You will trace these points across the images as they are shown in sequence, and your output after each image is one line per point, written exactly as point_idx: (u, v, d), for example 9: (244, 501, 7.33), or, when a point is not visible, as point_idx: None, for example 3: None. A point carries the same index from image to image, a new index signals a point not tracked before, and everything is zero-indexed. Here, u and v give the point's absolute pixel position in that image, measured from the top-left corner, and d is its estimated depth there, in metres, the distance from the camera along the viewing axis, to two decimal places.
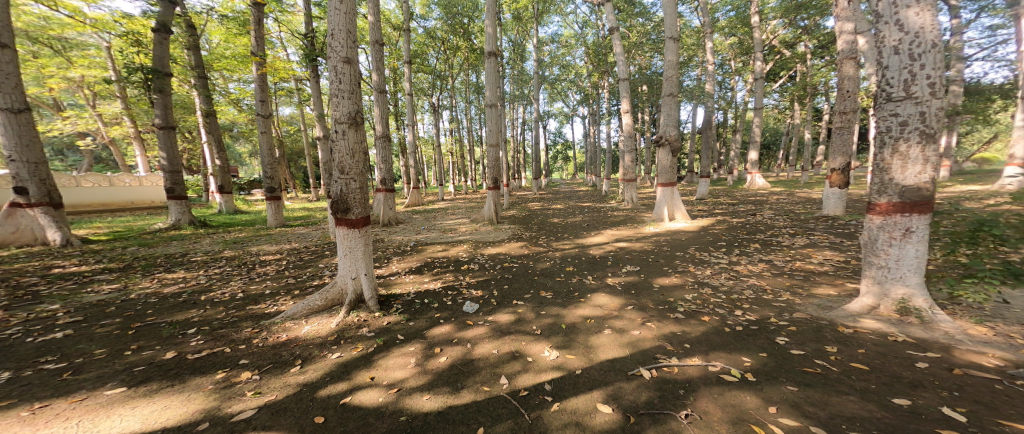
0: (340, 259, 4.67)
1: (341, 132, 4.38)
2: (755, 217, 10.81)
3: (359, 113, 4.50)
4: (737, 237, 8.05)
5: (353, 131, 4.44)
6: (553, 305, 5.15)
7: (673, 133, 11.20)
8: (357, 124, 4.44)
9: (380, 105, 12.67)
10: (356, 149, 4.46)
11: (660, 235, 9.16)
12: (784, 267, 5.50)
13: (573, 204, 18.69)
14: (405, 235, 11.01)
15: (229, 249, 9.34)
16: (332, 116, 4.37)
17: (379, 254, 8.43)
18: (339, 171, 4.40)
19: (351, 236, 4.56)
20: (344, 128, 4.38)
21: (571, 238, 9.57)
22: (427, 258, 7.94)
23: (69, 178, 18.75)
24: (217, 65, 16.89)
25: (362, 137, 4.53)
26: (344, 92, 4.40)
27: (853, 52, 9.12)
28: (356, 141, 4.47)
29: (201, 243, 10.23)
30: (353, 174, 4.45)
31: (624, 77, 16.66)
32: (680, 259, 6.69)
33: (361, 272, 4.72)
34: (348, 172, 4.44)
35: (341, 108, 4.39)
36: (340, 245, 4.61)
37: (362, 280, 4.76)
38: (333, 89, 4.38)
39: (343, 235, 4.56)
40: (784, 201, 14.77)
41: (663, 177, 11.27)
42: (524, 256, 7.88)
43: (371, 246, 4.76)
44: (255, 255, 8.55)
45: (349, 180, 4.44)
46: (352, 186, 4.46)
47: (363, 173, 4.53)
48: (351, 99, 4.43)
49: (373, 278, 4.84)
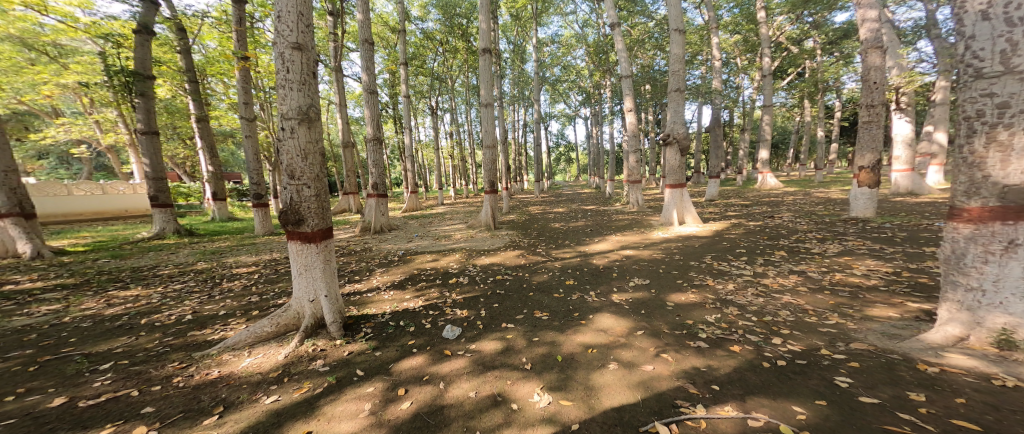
0: (293, 278, 3.93)
1: (290, 130, 3.66)
2: (772, 220, 9.98)
3: (313, 108, 3.78)
4: (758, 244, 7.24)
5: (306, 128, 3.72)
6: (549, 330, 4.38)
7: (681, 132, 10.34)
8: (308, 120, 3.72)
9: (370, 107, 12.01)
10: (311, 150, 3.75)
11: (671, 241, 8.36)
12: (822, 281, 4.68)
13: (575, 207, 17.88)
14: (396, 243, 10.29)
15: (203, 260, 8.65)
16: (279, 111, 3.64)
17: (362, 265, 7.68)
18: (288, 176, 3.66)
19: (306, 252, 3.82)
20: (294, 125, 3.67)
21: (573, 244, 8.79)
22: (414, 270, 7.18)
23: (63, 187, 18.10)
24: (208, 69, 16.46)
25: (317, 135, 3.81)
26: (294, 83, 3.69)
27: (877, 40, 8.14)
28: (309, 139, 3.74)
29: (178, 253, 9.58)
30: (307, 179, 3.72)
31: (626, 74, 15.76)
32: (697, 271, 5.88)
33: (320, 293, 3.97)
34: (298, 176, 3.70)
35: (288, 101, 3.66)
36: (293, 262, 3.86)
37: (321, 303, 4.02)
38: (281, 79, 3.66)
39: (297, 250, 3.81)
40: (801, 203, 13.88)
41: (671, 179, 10.40)
42: (521, 267, 7.12)
43: (333, 262, 4.01)
44: (229, 267, 7.83)
45: (299, 186, 3.70)
46: (307, 193, 3.73)
47: (320, 177, 3.81)
48: (302, 91, 3.72)
49: (336, 300, 4.10)
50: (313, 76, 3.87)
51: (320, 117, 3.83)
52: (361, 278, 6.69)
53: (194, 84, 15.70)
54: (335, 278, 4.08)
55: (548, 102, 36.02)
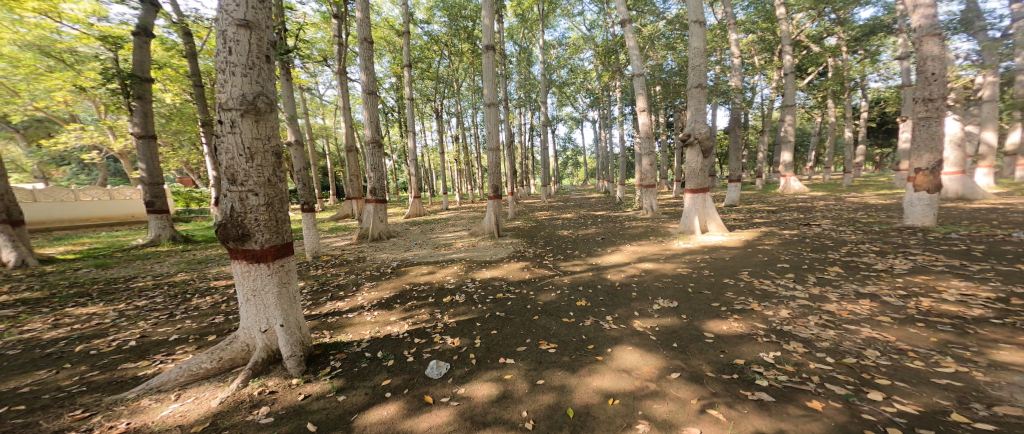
0: (240, 305, 3.16)
1: (232, 124, 2.93)
2: (807, 228, 9.03)
3: (262, 97, 3.04)
4: (799, 258, 6.33)
5: (252, 122, 2.98)
6: (559, 368, 3.55)
7: (705, 131, 9.20)
8: (254, 113, 2.98)
9: (369, 108, 11.37)
10: (258, 149, 3.01)
11: (696, 252, 7.46)
12: (907, 310, 3.95)
13: (585, 213, 16.99)
14: (392, 252, 9.58)
15: (185, 270, 7.98)
16: (217, 101, 2.91)
17: (350, 278, 6.92)
18: (227, 180, 2.90)
19: (254, 274, 3.06)
20: (237, 118, 2.92)
21: (585, 255, 7.95)
22: (406, 286, 6.39)
23: (70, 192, 17.93)
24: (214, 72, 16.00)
25: (268, 131, 3.07)
26: (238, 66, 2.95)
27: (934, 28, 7.18)
28: (255, 135, 3.01)
29: (163, 262, 8.95)
30: (254, 184, 2.98)
31: (638, 73, 14.81)
32: (735, 293, 5.00)
33: (275, 322, 3.21)
34: (241, 181, 2.94)
35: (228, 88, 2.91)
36: (238, 286, 3.10)
37: (276, 333, 3.26)
38: (220, 61, 2.91)
39: (242, 271, 3.06)
40: (830, 209, 12.81)
41: (694, 183, 9.41)
42: (527, 283, 6.31)
43: (290, 286, 3.24)
44: (209, 279, 7.09)
45: (244, 193, 2.95)
46: (254, 201, 2.98)
47: (273, 182, 3.07)
48: (247, 76, 2.98)
49: (295, 330, 3.33)
50: (266, 60, 3.14)
51: (272, 109, 3.09)
52: (347, 294, 5.94)
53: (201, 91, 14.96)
54: (296, 304, 3.33)
55: (555, 105, 35.21)
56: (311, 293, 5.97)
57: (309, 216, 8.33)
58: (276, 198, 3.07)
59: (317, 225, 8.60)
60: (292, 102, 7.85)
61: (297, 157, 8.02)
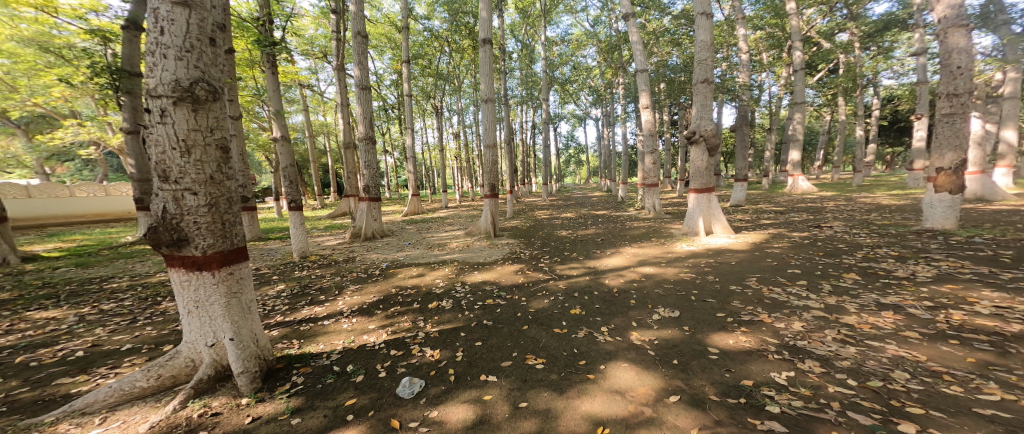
0: (182, 317, 2.81)
1: (163, 113, 2.59)
2: (817, 230, 8.58)
3: (202, 84, 2.69)
4: (812, 263, 5.89)
5: (188, 111, 2.63)
6: (545, 389, 3.17)
7: (711, 128, 8.71)
8: (191, 102, 2.63)
9: (362, 103, 10.94)
10: (196, 142, 2.67)
11: (700, 255, 7.03)
12: (937, 324, 3.53)
13: (586, 212, 16.57)
14: (384, 253, 9.20)
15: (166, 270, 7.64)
16: (145, 86, 2.55)
17: (334, 281, 6.54)
18: (159, 177, 2.56)
19: (195, 284, 2.71)
20: (169, 106, 2.57)
21: (583, 258, 7.56)
22: (392, 290, 6.00)
23: (65, 188, 17.74)
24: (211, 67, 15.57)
25: (209, 122, 2.73)
26: (171, 49, 2.58)
27: (960, 18, 6.72)
28: (193, 127, 2.67)
29: (147, 261, 8.64)
30: (191, 182, 2.64)
31: (641, 69, 14.32)
32: (744, 301, 4.59)
33: (223, 336, 2.87)
34: (175, 178, 2.60)
35: (161, 73, 2.56)
36: (178, 296, 2.74)
37: (224, 348, 2.90)
38: (150, 42, 2.54)
39: (181, 281, 2.70)
40: (840, 210, 12.34)
41: (699, 183, 8.95)
42: (520, 288, 5.92)
43: (240, 295, 2.89)
44: None
45: (178, 192, 2.61)
46: (193, 201, 2.64)
47: (216, 180, 2.74)
48: (183, 61, 2.62)
49: (247, 344, 2.97)
50: (210, 44, 2.78)
51: (214, 98, 2.74)
52: (329, 298, 5.56)
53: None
54: (249, 315, 2.99)
55: (558, 103, 34.76)
56: (290, 297, 5.59)
57: (296, 214, 7.93)
58: (221, 198, 2.74)
59: (306, 224, 8.23)
60: (279, 97, 7.46)
61: (283, 153, 7.60)
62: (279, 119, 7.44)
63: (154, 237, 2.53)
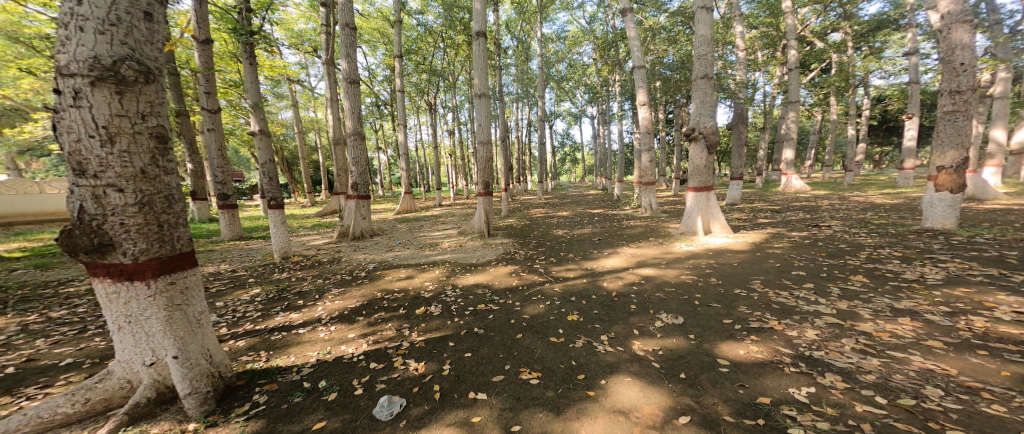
0: (112, 334, 2.46)
1: (78, 95, 2.24)
2: (816, 230, 8.42)
3: (130, 63, 2.37)
4: (816, 264, 5.68)
5: (111, 94, 2.30)
6: (539, 409, 2.88)
7: (710, 125, 8.52)
8: (114, 82, 2.29)
9: (350, 98, 10.08)
10: (122, 130, 2.33)
11: (700, 256, 6.79)
12: (960, 333, 3.29)
13: (581, 211, 16.32)
14: (372, 252, 8.77)
15: None
16: (55, 63, 2.20)
17: (316, 284, 6.10)
18: (74, 170, 2.21)
19: (127, 297, 2.37)
20: (85, 87, 2.23)
21: (579, 258, 7.27)
22: (377, 294, 5.60)
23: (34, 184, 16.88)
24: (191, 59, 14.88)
25: (139, 108, 2.41)
26: (90, 20, 2.25)
27: (964, 14, 6.57)
28: (116, 112, 2.33)
29: None
30: (114, 176, 2.29)
31: (639, 65, 14.08)
32: (750, 306, 4.35)
33: (165, 353, 2.53)
34: (93, 171, 2.25)
35: (76, 48, 2.22)
36: (106, 311, 2.39)
37: (166, 366, 2.55)
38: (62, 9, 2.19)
39: (109, 293, 2.36)
40: (836, 209, 12.27)
41: (698, 181, 8.73)
42: (514, 291, 5.59)
43: (184, 308, 2.57)
44: None
45: (99, 188, 2.27)
46: (118, 200, 2.30)
47: (149, 175, 2.41)
48: (104, 34, 2.28)
49: (196, 362, 2.65)
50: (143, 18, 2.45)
51: (145, 80, 2.42)
52: (307, 303, 5.15)
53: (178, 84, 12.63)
54: (195, 329, 2.65)
55: (553, 101, 34.52)
56: (265, 302, 5.16)
57: (276, 212, 7.44)
58: (155, 196, 2.41)
59: (287, 223, 7.75)
60: (257, 90, 6.97)
61: (262, 148, 7.11)
62: (257, 112, 6.93)
63: (69, 241, 2.18)
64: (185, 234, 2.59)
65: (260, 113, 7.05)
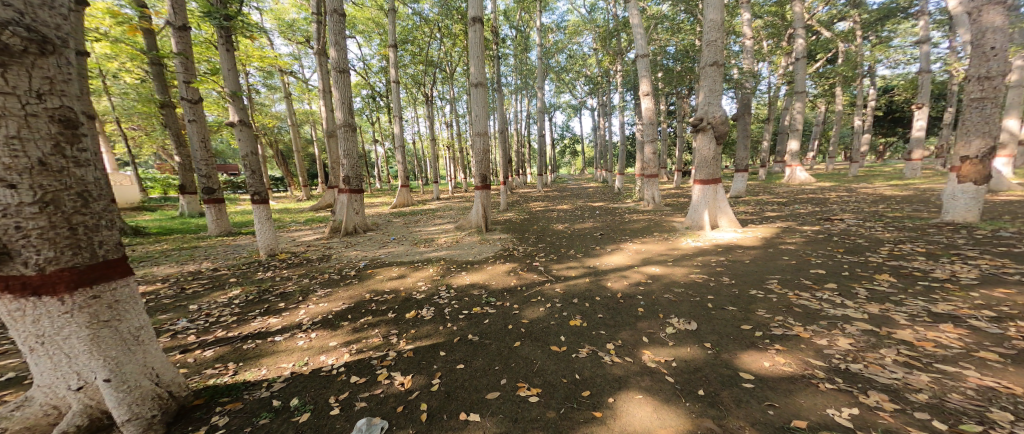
0: (29, 357, 2.18)
1: None
2: (829, 223, 8.05)
3: (17, 30, 2.07)
4: (835, 262, 5.32)
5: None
6: None
7: (720, 115, 8.12)
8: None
9: (340, 88, 9.57)
10: (11, 112, 2.03)
11: (708, 252, 6.43)
12: (1012, 341, 2.95)
13: (581, 204, 15.93)
14: (365, 249, 8.38)
15: None
16: None
17: (301, 284, 5.65)
18: None
19: (39, 314, 2.10)
20: None
21: (581, 255, 6.92)
22: (366, 295, 5.19)
23: None
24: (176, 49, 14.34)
25: (34, 85, 2.12)
26: None
27: None
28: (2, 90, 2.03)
29: None
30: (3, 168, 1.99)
31: (642, 53, 13.53)
32: (769, 309, 4.03)
33: (93, 376, 2.24)
34: None
35: None
36: (16, 331, 2.12)
37: (97, 390, 2.27)
38: None
39: (17, 311, 2.08)
40: (844, 201, 11.90)
41: (705, 174, 8.30)
42: (513, 292, 5.23)
43: (111, 324, 2.28)
44: None
45: None
46: (11, 198, 2.01)
47: (52, 167, 2.12)
48: None
49: (133, 384, 2.34)
50: None
51: (41, 52, 2.15)
52: (289, 306, 4.74)
53: (162, 75, 12.14)
54: (130, 347, 2.35)
55: (553, 92, 33.91)
56: (243, 305, 4.75)
57: (260, 207, 6.98)
58: (61, 192, 2.13)
59: (272, 218, 7.29)
60: (236, 77, 6.50)
61: (244, 139, 6.64)
62: (236, 102, 6.42)
63: None
64: (108, 237, 2.30)
65: (240, 102, 6.54)
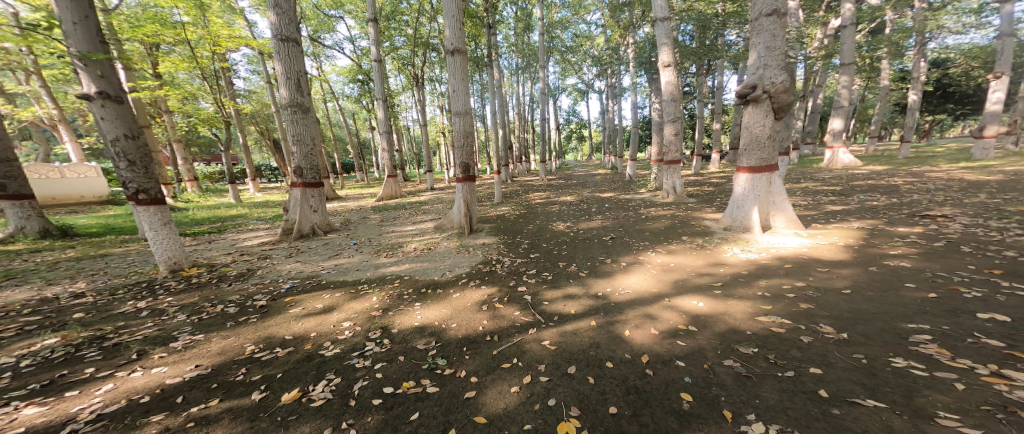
0: None
1: None
2: (931, 223, 5.89)
3: None
4: (1008, 296, 3.27)
5: None
6: None
7: (783, 80, 5.80)
8: None
9: (283, 61, 7.46)
10: None
11: (772, 270, 4.41)
12: None
13: (588, 195, 13.82)
14: (312, 257, 6.44)
15: None
16: None
17: (166, 323, 3.75)
18: None
19: None
20: None
21: (590, 273, 4.97)
22: (244, 350, 3.31)
23: None
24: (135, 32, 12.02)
25: None
26: None
27: None
28: None
29: None
30: None
31: (662, 15, 10.72)
32: (960, 412, 2.11)
33: None
34: None
35: None
36: None
37: None
38: None
39: None
40: (916, 189, 9.52)
41: (756, 159, 6.05)
42: (479, 353, 3.34)
43: None
44: None
45: None
46: None
47: None
48: None
49: None
50: None
51: None
52: (94, 376, 2.85)
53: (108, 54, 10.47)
54: None
55: (558, 74, 31.47)
56: (24, 373, 2.88)
57: (148, 209, 4.87)
58: None
59: (172, 222, 5.14)
60: (90, 34, 4.61)
61: (110, 118, 4.67)
62: (88, 66, 4.53)
63: None
64: None
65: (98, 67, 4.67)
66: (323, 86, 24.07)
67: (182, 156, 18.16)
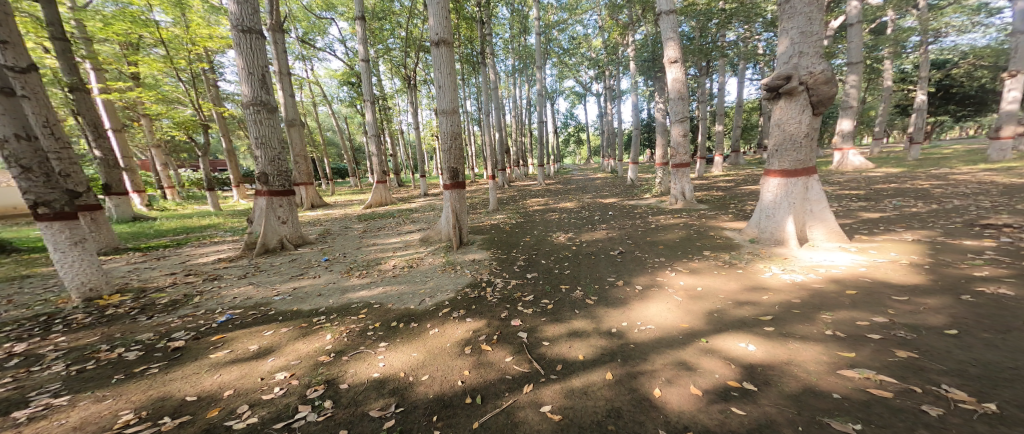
0: None
1: None
2: (996, 234, 5.02)
3: None
4: None
5: None
6: None
7: (823, 70, 4.96)
8: None
9: (244, 54, 6.49)
10: None
11: (831, 300, 3.52)
12: None
13: (589, 201, 12.95)
14: (269, 276, 5.45)
15: None
16: None
17: (28, 379, 2.81)
18: None
19: None
20: None
21: (600, 301, 4.04)
22: (116, 423, 2.37)
23: None
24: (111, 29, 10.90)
25: None
26: None
27: None
28: None
29: None
30: None
31: (666, 7, 9.90)
32: None
33: None
34: None
35: None
36: None
37: None
38: None
39: None
40: (950, 193, 8.67)
41: (791, 161, 5.17)
42: (451, 426, 2.42)
43: None
44: None
45: None
46: None
47: None
48: None
49: None
50: None
51: None
52: None
53: (70, 53, 9.23)
54: None
55: (555, 77, 30.77)
56: None
57: (50, 226, 3.98)
58: None
59: (85, 241, 4.22)
60: None
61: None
62: None
63: None
64: None
65: None
66: (312, 90, 23.24)
67: (160, 162, 17.21)
